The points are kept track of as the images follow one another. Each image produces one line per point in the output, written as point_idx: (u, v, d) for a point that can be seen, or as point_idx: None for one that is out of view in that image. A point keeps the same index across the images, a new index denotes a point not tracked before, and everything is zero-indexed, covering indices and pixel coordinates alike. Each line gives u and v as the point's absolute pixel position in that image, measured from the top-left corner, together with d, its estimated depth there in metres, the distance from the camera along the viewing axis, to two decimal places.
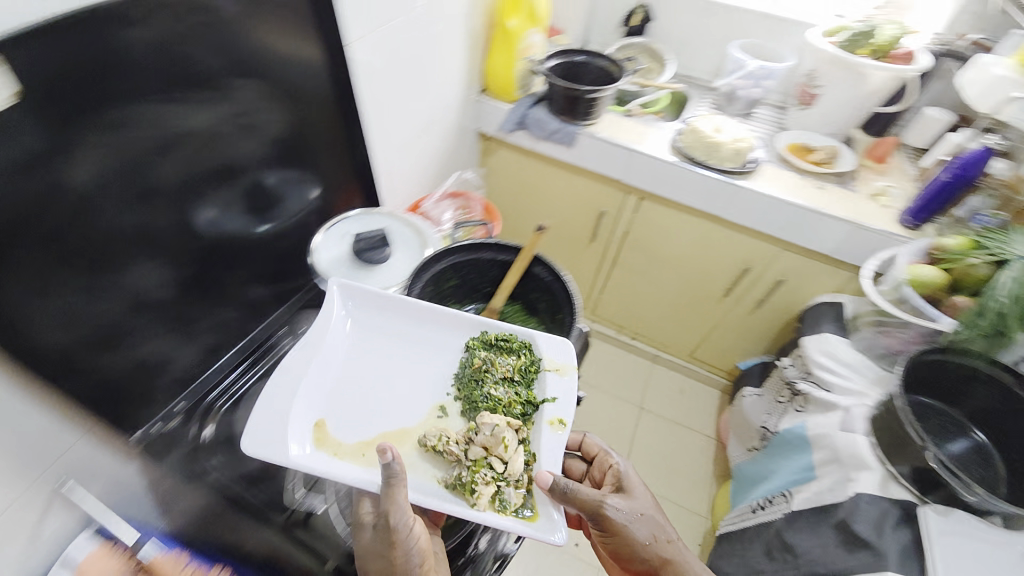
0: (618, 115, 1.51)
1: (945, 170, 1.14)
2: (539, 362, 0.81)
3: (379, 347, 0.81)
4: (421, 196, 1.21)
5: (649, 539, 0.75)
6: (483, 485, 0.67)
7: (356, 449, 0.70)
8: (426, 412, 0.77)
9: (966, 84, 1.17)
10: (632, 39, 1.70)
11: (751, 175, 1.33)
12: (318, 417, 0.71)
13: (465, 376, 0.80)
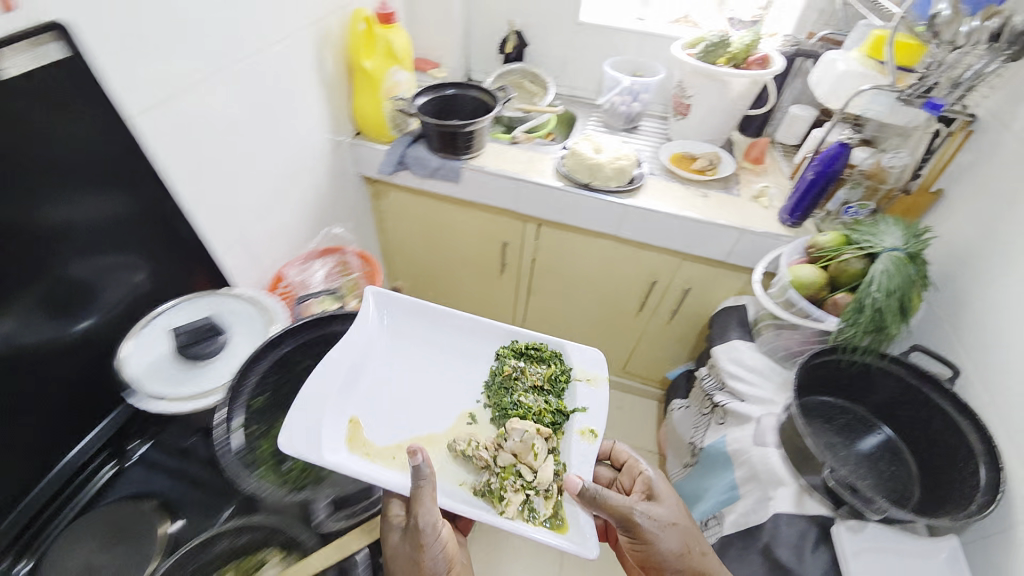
0: (503, 144, 1.47)
1: (810, 167, 1.14)
2: (570, 371, 0.92)
3: (410, 359, 0.91)
4: (284, 264, 1.06)
5: (676, 552, 0.77)
6: (512, 493, 0.75)
7: (388, 452, 0.78)
8: (456, 418, 0.86)
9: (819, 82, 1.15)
10: (511, 65, 1.68)
11: (638, 191, 1.32)
12: (352, 415, 0.80)
13: (494, 383, 0.90)
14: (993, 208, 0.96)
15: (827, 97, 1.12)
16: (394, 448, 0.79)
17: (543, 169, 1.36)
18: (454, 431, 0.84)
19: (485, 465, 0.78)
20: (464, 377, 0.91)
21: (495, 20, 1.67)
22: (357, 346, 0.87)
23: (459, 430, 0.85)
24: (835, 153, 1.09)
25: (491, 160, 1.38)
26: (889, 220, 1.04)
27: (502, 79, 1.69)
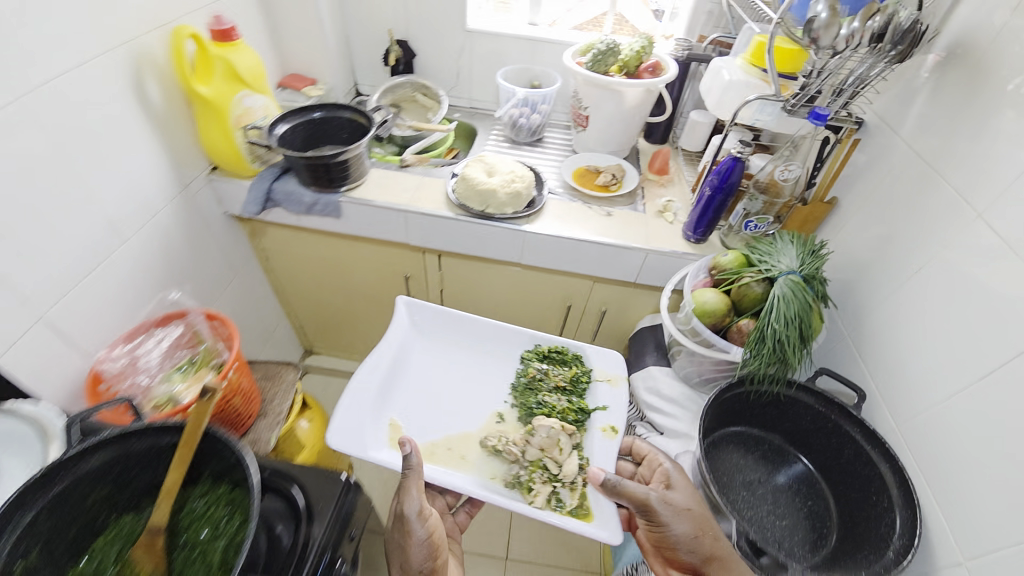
0: (390, 169, 1.32)
1: (707, 184, 1.08)
2: (588, 373, 1.08)
3: (440, 372, 1.10)
4: (95, 361, 0.89)
5: (687, 538, 0.76)
6: (540, 485, 0.91)
7: (426, 448, 0.97)
8: (486, 418, 1.04)
9: (708, 91, 1.08)
10: (399, 79, 1.54)
11: (539, 214, 1.22)
12: (392, 419, 1.00)
13: (518, 387, 1.08)
14: (886, 218, 0.92)
15: (714, 107, 1.06)
16: (439, 442, 0.98)
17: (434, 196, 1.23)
18: (487, 429, 1.02)
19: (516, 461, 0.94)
20: (489, 383, 1.10)
21: (376, 30, 1.51)
22: (393, 363, 1.06)
23: (490, 428, 1.02)
24: (730, 166, 1.02)
25: (375, 189, 1.23)
26: (789, 236, 0.99)
27: (391, 95, 1.54)
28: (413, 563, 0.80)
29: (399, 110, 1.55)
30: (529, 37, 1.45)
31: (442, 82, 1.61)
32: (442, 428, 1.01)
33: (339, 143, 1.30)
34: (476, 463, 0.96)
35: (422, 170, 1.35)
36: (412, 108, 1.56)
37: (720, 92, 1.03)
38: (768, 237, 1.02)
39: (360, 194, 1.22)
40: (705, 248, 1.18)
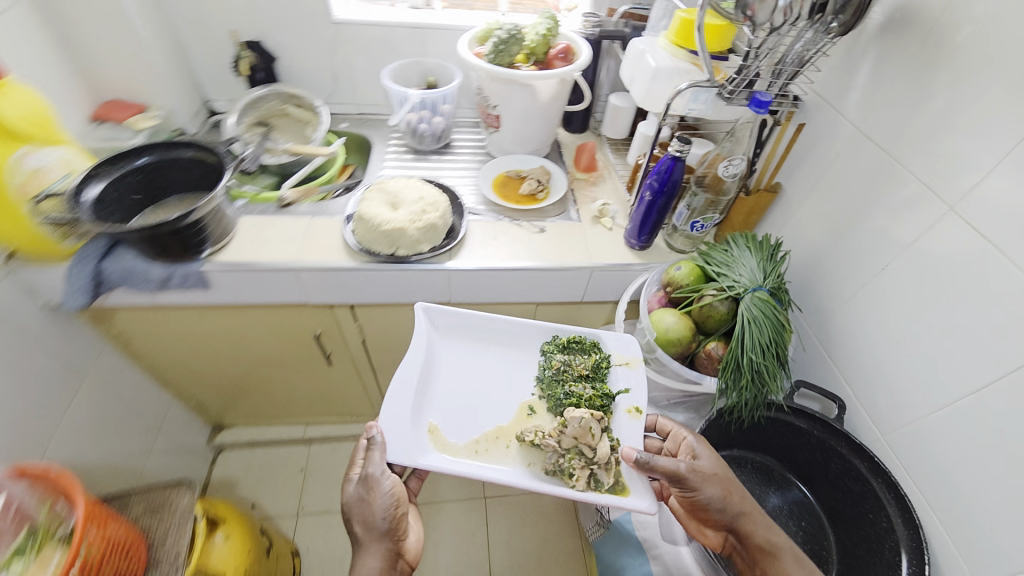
0: (266, 214, 1.05)
1: (646, 186, 0.95)
2: (608, 358, 0.90)
3: (469, 364, 0.91)
4: None
5: (720, 498, 0.72)
6: (580, 470, 0.78)
7: (469, 448, 0.81)
8: (514, 412, 0.87)
9: (633, 80, 0.93)
10: (259, 91, 1.24)
11: (462, 244, 1.03)
12: (430, 420, 0.83)
13: (545, 377, 0.89)
14: (837, 209, 0.85)
15: (641, 99, 0.92)
16: (477, 442, 0.82)
17: (330, 242, 0.99)
18: (519, 424, 0.85)
19: (551, 452, 0.79)
20: (515, 372, 0.91)
21: (216, 32, 1.19)
22: (425, 356, 0.88)
23: (521, 423, 0.85)
24: (670, 167, 0.90)
25: (251, 245, 0.98)
26: (744, 237, 0.89)
27: (254, 111, 1.25)
28: (371, 518, 0.76)
29: (269, 128, 1.27)
30: (414, 25, 1.22)
31: (318, 88, 1.33)
32: (481, 425, 0.84)
33: (193, 190, 1.02)
34: (510, 464, 0.80)
35: (311, 207, 1.09)
36: (285, 124, 1.29)
37: (647, 79, 0.89)
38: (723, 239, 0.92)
39: (232, 256, 0.95)
40: (651, 253, 1.06)
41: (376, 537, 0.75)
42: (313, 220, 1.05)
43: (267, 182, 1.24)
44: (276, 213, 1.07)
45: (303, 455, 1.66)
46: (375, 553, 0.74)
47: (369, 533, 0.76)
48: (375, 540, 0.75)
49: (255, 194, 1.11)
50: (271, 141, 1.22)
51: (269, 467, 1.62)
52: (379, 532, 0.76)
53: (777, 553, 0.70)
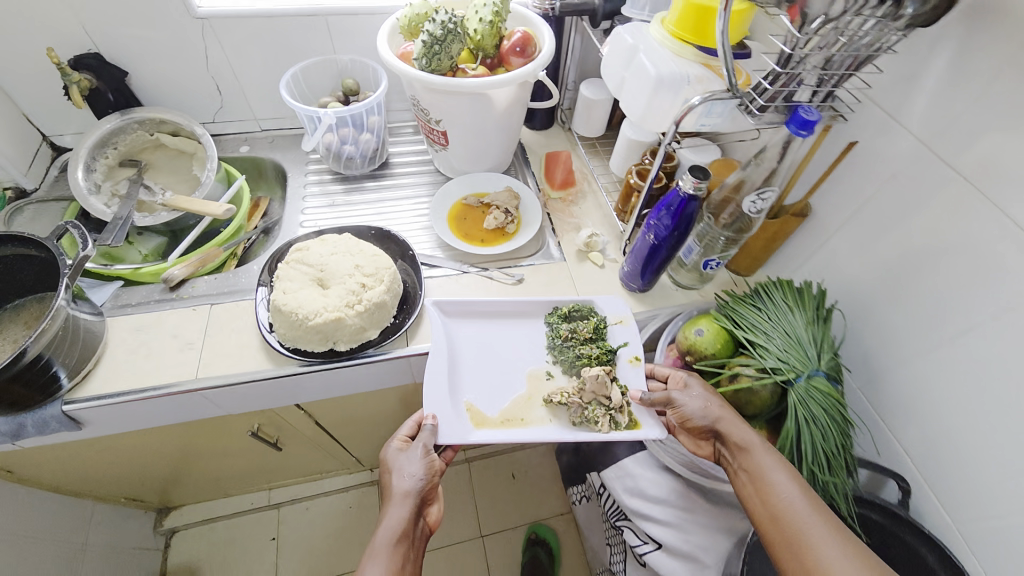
0: (152, 306, 0.78)
1: (648, 229, 0.76)
2: (604, 320, 0.79)
3: (485, 345, 0.79)
4: None
5: (693, 406, 0.64)
6: (602, 416, 0.70)
7: (507, 417, 0.72)
8: (529, 381, 0.77)
9: (625, 90, 0.69)
10: (110, 121, 0.92)
11: (421, 314, 0.80)
12: (465, 401, 0.72)
13: (555, 345, 0.79)
14: (889, 242, 0.68)
15: (635, 115, 0.68)
16: (508, 415, 0.72)
17: (244, 340, 0.74)
18: (539, 390, 0.76)
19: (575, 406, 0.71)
20: (528, 342, 0.81)
21: (30, 45, 0.84)
22: (447, 350, 0.74)
23: (541, 388, 0.76)
24: (687, 209, 0.70)
25: (133, 362, 0.71)
26: (778, 284, 0.73)
27: (115, 147, 0.94)
28: (407, 471, 0.66)
29: (140, 167, 0.95)
30: (315, 14, 0.91)
31: (200, 105, 1.01)
32: (509, 399, 0.74)
33: (33, 291, 0.73)
34: (546, 426, 0.71)
35: (213, 285, 0.82)
36: (161, 159, 0.98)
37: (645, 91, 0.65)
38: (756, 286, 0.75)
39: (108, 384, 0.69)
40: (654, 295, 0.87)
41: (407, 491, 0.64)
42: (217, 307, 0.78)
43: (153, 244, 0.95)
44: (161, 302, 0.79)
45: (272, 523, 1.46)
46: (403, 507, 0.63)
47: (401, 487, 0.65)
48: (406, 497, 0.64)
49: (135, 272, 0.85)
50: (146, 187, 0.93)
51: (234, 545, 1.41)
52: (415, 492, 0.65)
53: (750, 451, 0.59)
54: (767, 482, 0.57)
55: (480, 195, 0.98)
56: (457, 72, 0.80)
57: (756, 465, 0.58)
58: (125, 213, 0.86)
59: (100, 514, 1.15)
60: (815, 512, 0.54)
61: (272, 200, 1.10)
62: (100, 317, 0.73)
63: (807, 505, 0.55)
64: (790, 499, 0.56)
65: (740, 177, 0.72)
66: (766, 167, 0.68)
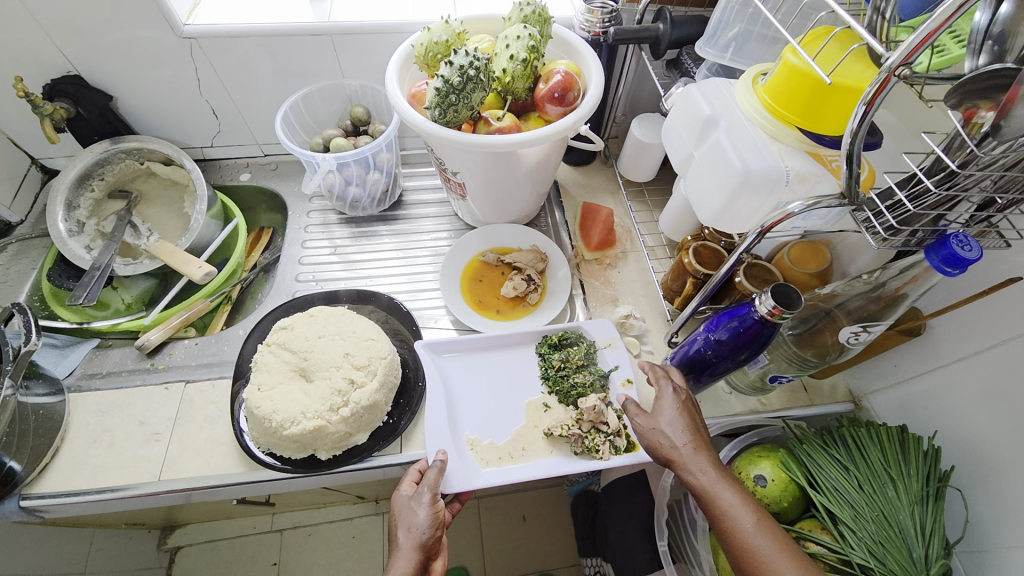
0: (124, 381, 0.69)
1: (715, 326, 0.58)
2: (594, 345, 0.71)
3: (481, 376, 0.71)
4: None
5: (649, 440, 0.55)
6: (602, 444, 0.63)
7: (513, 447, 0.65)
8: (527, 412, 0.68)
9: (694, 170, 0.52)
10: (94, 150, 0.82)
11: (420, 410, 0.68)
12: (465, 434, 0.66)
13: (548, 376, 0.70)
14: None
15: (707, 210, 0.51)
16: (511, 447, 0.65)
17: (216, 434, 0.65)
18: (534, 420, 0.68)
19: (574, 436, 0.64)
20: (518, 368, 0.72)
21: (3, 71, 0.75)
22: (441, 387, 0.68)
23: (539, 421, 0.68)
24: (760, 333, 0.54)
25: (92, 454, 0.63)
26: (873, 434, 0.57)
27: (100, 178, 0.84)
28: (414, 523, 0.55)
29: (131, 199, 0.86)
30: (319, 34, 0.77)
31: (195, 130, 0.90)
32: (510, 431, 0.67)
33: None
34: (546, 459, 0.64)
35: (191, 354, 0.73)
36: (154, 188, 0.88)
37: (724, 187, 0.48)
38: (841, 428, 0.59)
39: (62, 482, 0.61)
40: (704, 402, 0.71)
41: (413, 547, 0.54)
42: (191, 387, 0.69)
43: (140, 289, 0.86)
44: (133, 374, 0.70)
45: (274, 547, 1.34)
46: (407, 561, 0.53)
47: (407, 542, 0.54)
48: (412, 554, 0.53)
49: (114, 327, 0.77)
50: (132, 225, 0.84)
51: (236, 567, 1.31)
52: (418, 542, 0.54)
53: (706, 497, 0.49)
54: (724, 528, 0.47)
55: (502, 251, 0.84)
56: (479, 121, 0.65)
57: (712, 509, 0.48)
58: (105, 260, 0.77)
59: (100, 543, 1.04)
60: (787, 560, 0.44)
61: (274, 232, 1.00)
62: (60, 396, 0.65)
63: (776, 551, 0.45)
64: (752, 546, 0.45)
65: (835, 290, 0.59)
66: (876, 287, 0.54)
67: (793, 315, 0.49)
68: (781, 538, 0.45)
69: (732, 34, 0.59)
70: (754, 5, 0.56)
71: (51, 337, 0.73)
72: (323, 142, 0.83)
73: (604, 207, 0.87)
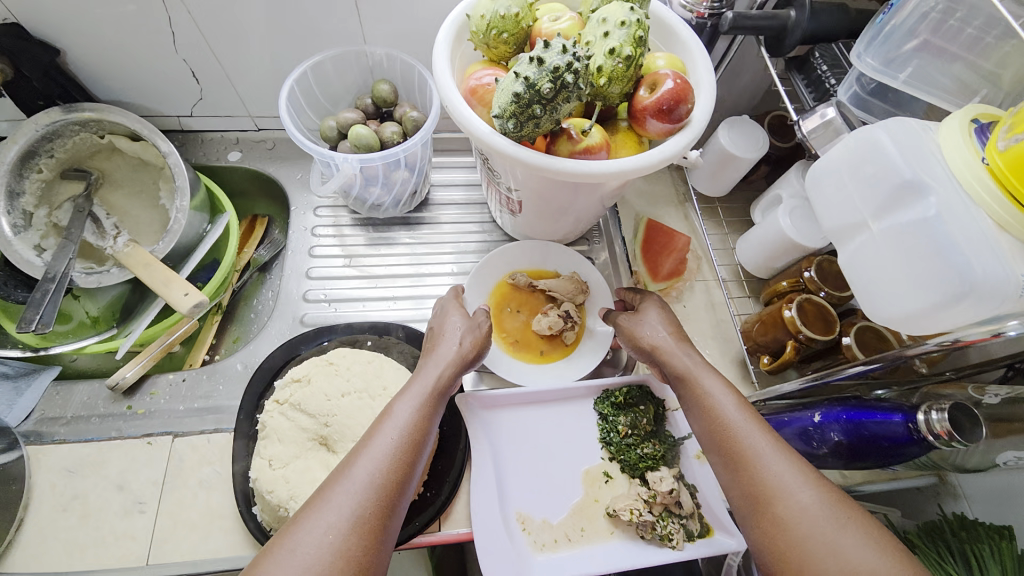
0: (96, 430, 0.57)
1: (837, 423, 0.50)
2: (663, 406, 0.61)
3: (532, 436, 0.60)
4: None
5: (634, 334, 0.56)
6: (676, 529, 0.54)
7: (571, 526, 0.56)
8: (585, 484, 0.59)
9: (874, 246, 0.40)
10: (36, 116, 0.63)
11: (464, 478, 0.58)
12: (515, 510, 0.56)
13: (611, 441, 0.60)
14: None
15: (894, 306, 0.40)
16: (568, 526, 0.56)
17: (214, 504, 0.53)
18: (593, 493, 0.58)
19: (644, 521, 0.54)
20: (575, 429, 0.61)
21: None
22: (489, 453, 0.57)
23: (599, 495, 0.58)
24: (904, 445, 0.47)
25: (62, 528, 0.52)
26: (996, 550, 0.49)
27: (49, 154, 0.66)
28: (455, 338, 0.54)
29: (91, 182, 0.68)
30: None
31: (170, 96, 0.71)
32: (566, 507, 0.57)
33: None
34: (609, 544, 0.55)
35: (177, 395, 0.60)
36: (119, 168, 0.70)
37: (927, 287, 0.37)
38: (954, 536, 0.52)
39: (26, 563, 0.50)
40: None
41: (452, 360, 0.51)
42: (180, 441, 0.56)
43: (110, 297, 0.68)
44: (105, 421, 0.58)
45: None
46: (444, 368, 0.50)
47: (445, 354, 0.52)
48: (450, 365, 0.51)
49: (79, 351, 0.63)
50: (93, 218, 0.67)
51: None
52: (463, 358, 0.52)
53: (685, 377, 0.51)
54: (703, 404, 0.48)
55: (535, 273, 0.70)
56: (558, 134, 0.50)
57: (692, 389, 0.50)
58: (60, 268, 0.61)
59: None
60: (759, 430, 0.45)
61: (270, 222, 0.84)
62: (19, 451, 0.53)
63: (749, 423, 0.46)
64: (725, 419, 0.46)
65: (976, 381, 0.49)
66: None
67: (968, 442, 0.42)
68: (754, 416, 0.46)
69: (911, 46, 0.45)
70: (958, 15, 0.42)
71: (1, 363, 0.59)
72: (337, 127, 0.66)
73: (683, 237, 0.73)
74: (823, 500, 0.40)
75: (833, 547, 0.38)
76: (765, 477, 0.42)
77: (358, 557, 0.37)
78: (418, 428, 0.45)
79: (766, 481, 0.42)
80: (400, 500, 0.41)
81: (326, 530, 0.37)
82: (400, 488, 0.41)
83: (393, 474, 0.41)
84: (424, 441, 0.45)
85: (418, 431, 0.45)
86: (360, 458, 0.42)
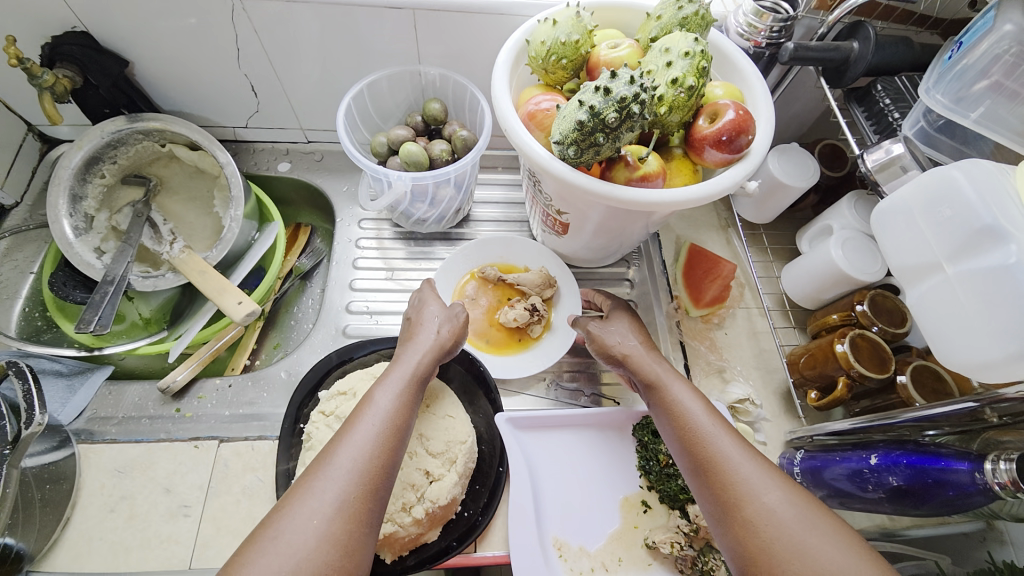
0: (146, 432, 0.58)
1: (900, 469, 0.49)
2: None
3: (569, 460, 0.60)
4: None
5: (602, 341, 0.55)
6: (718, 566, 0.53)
7: (608, 555, 0.55)
8: (623, 512, 0.58)
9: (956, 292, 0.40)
10: (103, 124, 0.66)
11: (500, 499, 0.58)
12: (552, 535, 0.56)
13: (651, 469, 0.59)
14: None
15: (971, 354, 0.40)
16: (605, 555, 0.55)
17: (256, 513, 0.54)
18: (631, 521, 0.57)
19: (684, 555, 0.53)
20: (613, 455, 0.61)
21: None
22: (527, 475, 0.57)
23: (637, 524, 0.57)
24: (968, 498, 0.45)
25: (110, 527, 0.53)
26: None
27: (113, 161, 0.69)
28: (434, 327, 0.53)
29: (149, 189, 0.70)
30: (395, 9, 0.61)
31: (228, 108, 0.74)
32: (603, 535, 0.56)
33: None
34: None
35: (224, 400, 0.61)
36: (176, 176, 0.73)
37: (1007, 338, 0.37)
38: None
39: (76, 560, 0.51)
40: None
41: (432, 347, 0.51)
42: (226, 447, 0.57)
43: (161, 300, 0.71)
44: (155, 423, 0.59)
45: None
46: (424, 355, 0.50)
47: (425, 342, 0.51)
48: (429, 352, 0.50)
49: (130, 352, 0.64)
50: (151, 223, 0.70)
51: None
52: (443, 348, 0.52)
53: (658, 384, 0.49)
54: (674, 411, 0.47)
55: (506, 269, 0.70)
56: (615, 160, 0.50)
57: (661, 397, 0.48)
58: (119, 271, 0.63)
59: None
60: (731, 437, 0.43)
61: (313, 231, 0.86)
62: (68, 449, 0.54)
63: (721, 430, 0.44)
64: (697, 426, 0.45)
65: None
66: None
67: None
68: (725, 423, 0.45)
69: (983, 85, 0.44)
70: None
71: (57, 361, 0.60)
72: (388, 143, 0.67)
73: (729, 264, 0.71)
74: (793, 503, 0.39)
75: (804, 555, 0.36)
76: (737, 483, 0.40)
77: (344, 541, 0.37)
78: (401, 414, 0.44)
79: (737, 487, 0.40)
80: (385, 485, 0.41)
81: (311, 516, 0.37)
82: (384, 473, 0.41)
83: (379, 459, 0.41)
84: (406, 427, 0.44)
85: (399, 417, 0.44)
86: (342, 444, 0.41)
